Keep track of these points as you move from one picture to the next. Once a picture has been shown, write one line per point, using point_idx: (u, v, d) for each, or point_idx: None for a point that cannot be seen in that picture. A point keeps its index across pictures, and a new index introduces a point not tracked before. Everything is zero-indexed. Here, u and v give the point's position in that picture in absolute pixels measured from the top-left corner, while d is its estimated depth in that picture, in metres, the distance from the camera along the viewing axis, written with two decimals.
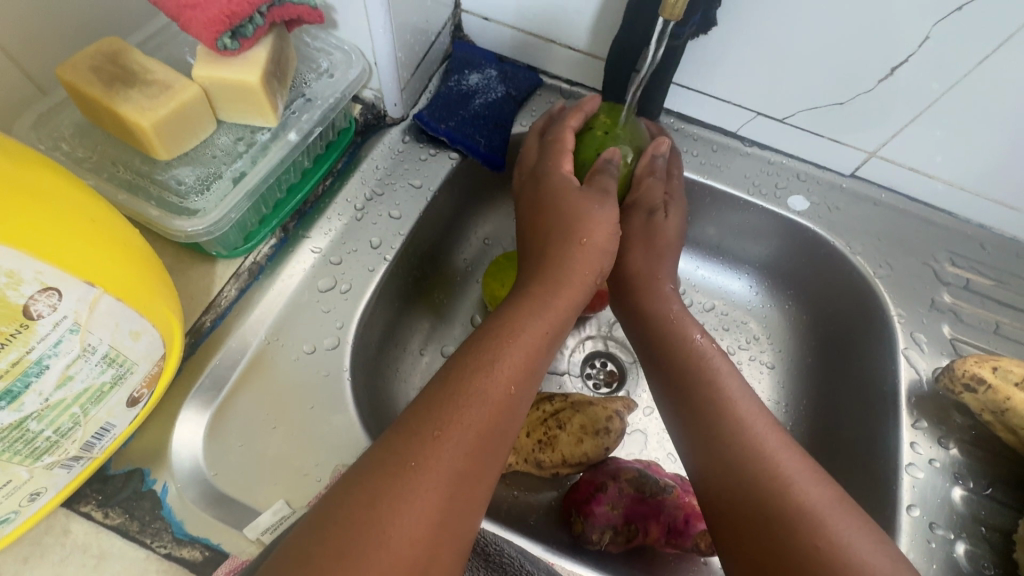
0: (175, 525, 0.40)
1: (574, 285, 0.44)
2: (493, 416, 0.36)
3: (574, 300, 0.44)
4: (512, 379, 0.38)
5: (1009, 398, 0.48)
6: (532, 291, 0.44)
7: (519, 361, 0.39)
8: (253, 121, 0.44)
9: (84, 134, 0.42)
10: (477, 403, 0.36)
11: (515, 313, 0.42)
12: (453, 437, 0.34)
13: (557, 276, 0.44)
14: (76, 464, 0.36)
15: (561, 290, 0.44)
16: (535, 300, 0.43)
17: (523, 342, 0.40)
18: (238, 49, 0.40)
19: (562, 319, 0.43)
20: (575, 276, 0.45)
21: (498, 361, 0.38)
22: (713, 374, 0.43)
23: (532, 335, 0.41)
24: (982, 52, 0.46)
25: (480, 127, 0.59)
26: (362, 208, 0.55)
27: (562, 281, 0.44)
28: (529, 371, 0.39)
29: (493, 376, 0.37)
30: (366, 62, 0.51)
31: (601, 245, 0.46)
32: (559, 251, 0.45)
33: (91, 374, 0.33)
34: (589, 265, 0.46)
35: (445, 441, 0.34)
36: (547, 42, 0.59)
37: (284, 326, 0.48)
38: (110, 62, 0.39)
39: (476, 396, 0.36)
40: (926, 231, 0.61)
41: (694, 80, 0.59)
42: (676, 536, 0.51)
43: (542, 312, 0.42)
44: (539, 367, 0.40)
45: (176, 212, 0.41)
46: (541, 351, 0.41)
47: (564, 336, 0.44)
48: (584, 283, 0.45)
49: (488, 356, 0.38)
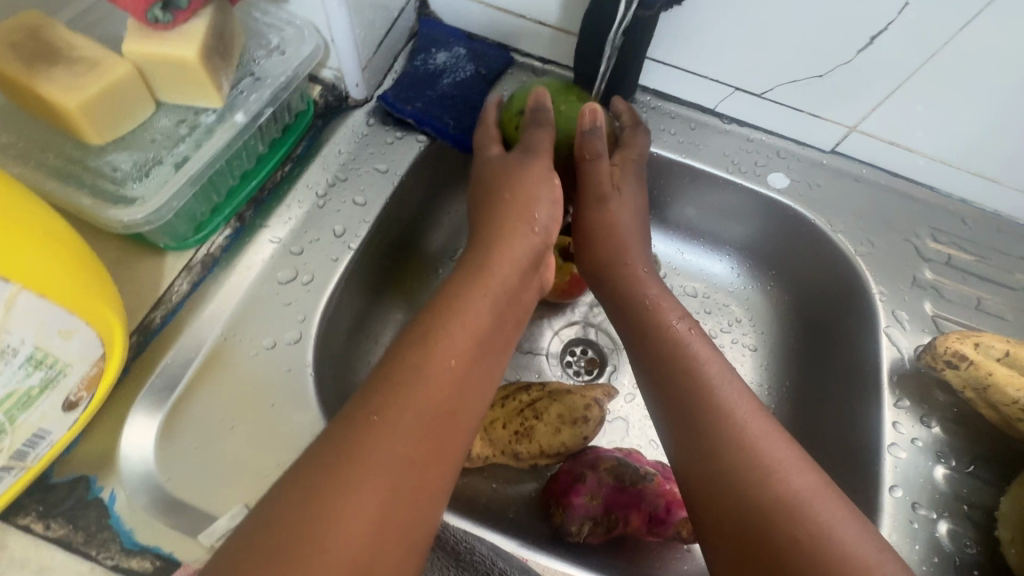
0: (123, 534, 0.38)
1: (512, 254, 0.43)
2: (436, 396, 0.34)
3: (517, 265, 0.43)
4: (452, 353, 0.36)
5: (992, 374, 0.47)
6: (472, 263, 0.42)
7: (461, 337, 0.37)
8: (197, 101, 0.41)
9: (9, 119, 0.39)
10: (417, 382, 0.34)
11: (454, 286, 0.40)
12: (394, 421, 0.32)
13: (493, 242, 0.43)
14: (8, 474, 0.34)
15: (501, 255, 0.42)
16: (475, 272, 0.41)
17: (463, 317, 0.38)
18: (172, 22, 0.37)
19: (506, 289, 0.41)
20: (513, 243, 0.43)
21: (437, 339, 0.36)
22: (692, 359, 0.41)
23: (473, 312, 0.39)
24: (962, 17, 0.44)
25: (449, 108, 0.56)
26: (324, 194, 0.52)
27: (498, 247, 0.43)
28: (473, 346, 0.37)
29: (431, 353, 0.36)
30: (322, 38, 0.48)
31: (533, 205, 0.45)
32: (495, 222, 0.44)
33: (15, 378, 0.31)
34: (522, 223, 0.44)
35: (384, 425, 0.32)
36: (515, 18, 0.56)
37: (242, 321, 0.46)
38: (31, 38, 0.36)
39: (411, 372, 0.35)
40: (907, 207, 0.60)
41: (670, 54, 0.56)
42: (658, 525, 0.49)
43: (483, 284, 0.40)
44: (484, 341, 0.39)
45: (111, 201, 0.38)
46: (485, 325, 0.39)
47: (510, 307, 0.42)
48: (525, 245, 0.44)
49: (427, 333, 0.37)
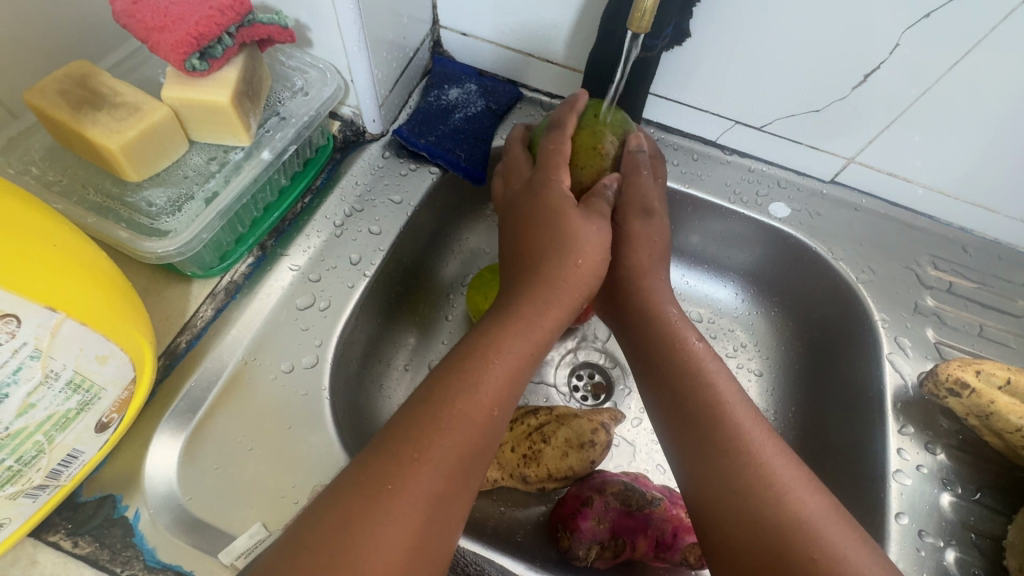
0: (147, 553, 0.39)
1: (560, 303, 0.43)
2: (472, 438, 0.35)
3: (562, 317, 0.43)
4: (495, 401, 0.37)
5: (994, 402, 0.48)
6: (520, 306, 0.42)
7: (503, 383, 0.38)
8: (226, 140, 0.44)
9: (54, 157, 0.42)
10: (459, 425, 0.35)
11: (500, 331, 0.40)
12: (435, 462, 0.34)
13: (546, 290, 0.43)
14: (42, 493, 0.36)
15: (549, 307, 0.42)
16: (522, 317, 0.41)
17: (507, 360, 0.39)
18: (208, 69, 0.40)
19: (546, 337, 0.42)
20: (563, 295, 0.43)
21: (483, 381, 0.37)
22: (708, 377, 0.42)
23: (516, 356, 0.39)
24: (954, 55, 0.46)
25: (460, 141, 0.59)
26: (341, 224, 0.54)
27: (550, 299, 0.42)
28: (512, 391, 0.39)
29: (478, 398, 0.37)
30: (342, 79, 0.51)
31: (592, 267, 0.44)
32: (548, 264, 0.44)
33: (55, 401, 0.33)
34: (576, 283, 0.43)
35: (425, 466, 0.33)
36: (524, 56, 0.59)
37: (262, 346, 0.48)
38: (79, 85, 0.40)
39: (458, 417, 0.35)
40: (907, 235, 0.61)
41: (673, 90, 0.59)
42: (665, 550, 0.50)
43: (528, 331, 0.41)
44: (521, 386, 0.39)
45: (146, 234, 0.41)
46: (523, 368, 0.40)
47: (546, 355, 0.43)
48: (572, 303, 0.43)
49: (473, 376, 0.37)
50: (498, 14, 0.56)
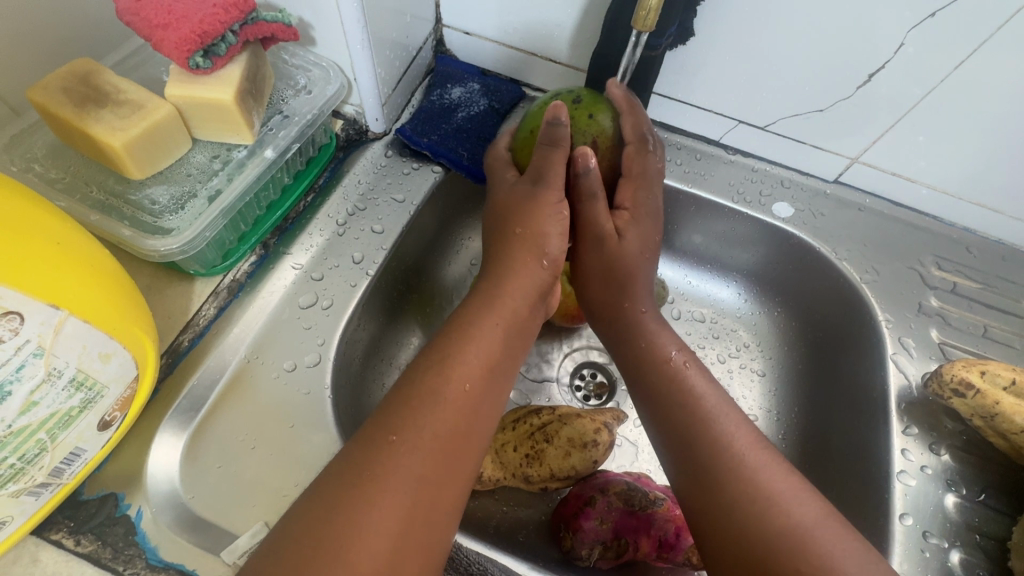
0: (149, 551, 0.39)
1: (523, 280, 0.44)
2: (450, 418, 0.35)
3: (527, 290, 0.44)
4: (467, 376, 0.37)
5: (999, 402, 0.48)
6: (483, 290, 0.43)
7: (475, 360, 0.38)
8: (230, 138, 0.44)
9: (57, 155, 0.42)
10: (433, 405, 0.35)
11: (467, 315, 0.41)
12: (410, 443, 0.34)
13: (502, 271, 0.44)
14: (44, 491, 0.36)
15: (508, 284, 0.43)
16: (486, 298, 0.42)
17: (477, 339, 0.39)
18: (211, 67, 0.40)
19: (515, 311, 0.42)
20: (520, 271, 0.44)
21: (453, 359, 0.38)
22: (690, 393, 0.42)
23: (487, 335, 0.40)
24: (959, 55, 0.46)
25: (463, 140, 0.59)
26: (344, 222, 0.54)
27: (509, 278, 0.43)
28: (488, 368, 0.39)
29: (447, 376, 0.37)
30: (345, 77, 0.51)
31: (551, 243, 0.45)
32: (507, 249, 0.45)
33: (58, 399, 0.33)
34: (529, 249, 0.45)
35: (400, 447, 0.33)
36: (527, 55, 0.59)
37: (264, 345, 0.48)
38: (82, 82, 0.40)
39: (430, 397, 0.36)
40: (911, 235, 0.61)
41: (676, 90, 0.59)
42: (667, 550, 0.50)
43: (493, 309, 0.42)
44: (498, 363, 0.40)
45: (149, 231, 0.41)
46: (499, 348, 0.40)
47: (522, 333, 0.43)
48: (531, 274, 0.44)
49: (444, 357, 0.38)
50: (501, 13, 0.56)
